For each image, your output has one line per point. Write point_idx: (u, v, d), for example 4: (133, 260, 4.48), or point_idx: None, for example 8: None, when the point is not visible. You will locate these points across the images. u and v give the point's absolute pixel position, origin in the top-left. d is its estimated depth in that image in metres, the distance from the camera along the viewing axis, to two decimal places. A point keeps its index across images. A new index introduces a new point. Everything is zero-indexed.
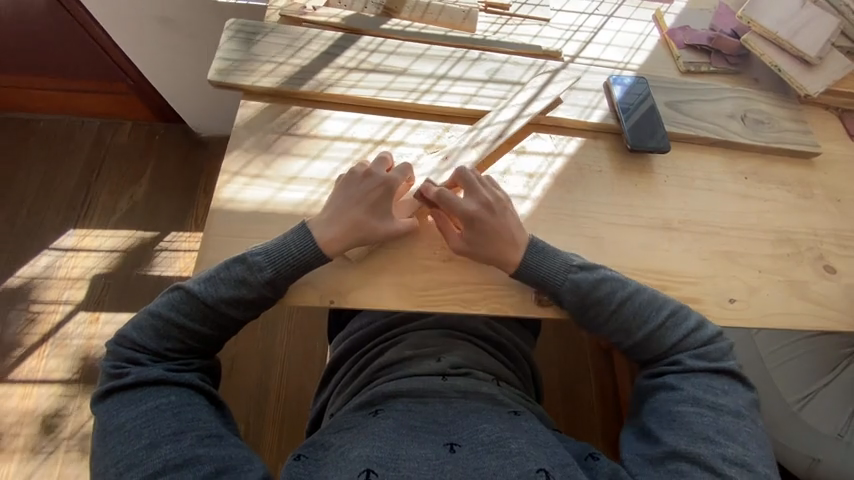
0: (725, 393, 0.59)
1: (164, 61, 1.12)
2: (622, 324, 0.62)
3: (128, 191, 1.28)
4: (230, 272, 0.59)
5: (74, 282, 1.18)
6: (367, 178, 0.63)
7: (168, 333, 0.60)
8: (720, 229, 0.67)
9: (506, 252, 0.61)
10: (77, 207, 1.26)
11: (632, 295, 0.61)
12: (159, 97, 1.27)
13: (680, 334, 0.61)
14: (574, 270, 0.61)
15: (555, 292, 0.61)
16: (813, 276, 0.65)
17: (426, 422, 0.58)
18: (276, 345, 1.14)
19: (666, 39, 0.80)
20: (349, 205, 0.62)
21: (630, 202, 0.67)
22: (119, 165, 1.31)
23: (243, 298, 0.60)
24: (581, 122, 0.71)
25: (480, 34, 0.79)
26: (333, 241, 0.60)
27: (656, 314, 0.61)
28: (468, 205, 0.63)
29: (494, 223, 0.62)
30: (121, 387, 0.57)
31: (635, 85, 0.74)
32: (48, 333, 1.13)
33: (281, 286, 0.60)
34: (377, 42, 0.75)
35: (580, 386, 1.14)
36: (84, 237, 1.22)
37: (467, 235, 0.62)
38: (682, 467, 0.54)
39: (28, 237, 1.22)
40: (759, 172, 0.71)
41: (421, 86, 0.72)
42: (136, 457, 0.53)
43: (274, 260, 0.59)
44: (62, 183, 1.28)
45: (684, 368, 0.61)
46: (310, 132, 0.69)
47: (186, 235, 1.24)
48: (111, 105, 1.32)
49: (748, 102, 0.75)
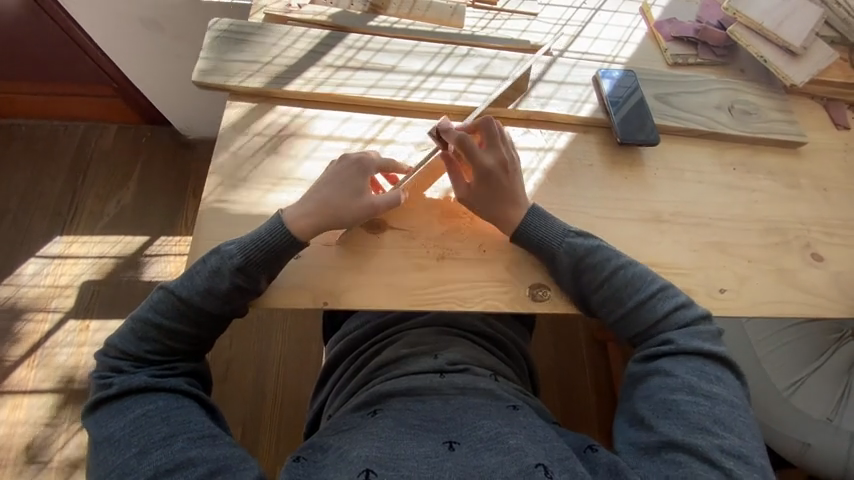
0: (718, 380, 0.59)
1: (144, 62, 1.10)
2: (613, 293, 0.62)
3: (114, 196, 1.26)
4: (206, 265, 0.59)
5: (61, 290, 1.16)
6: (345, 159, 0.63)
7: (147, 335, 0.60)
8: (710, 220, 0.68)
9: (506, 208, 0.64)
10: (63, 213, 1.23)
11: (624, 266, 0.62)
12: (142, 99, 1.26)
13: (668, 307, 0.62)
14: (571, 235, 0.63)
15: (553, 253, 0.62)
16: (802, 265, 0.66)
17: (424, 420, 0.58)
18: (268, 346, 1.13)
19: (653, 32, 0.80)
20: (328, 183, 0.62)
21: (622, 196, 0.68)
22: (102, 169, 1.29)
23: (217, 290, 0.59)
24: (571, 116, 0.71)
25: (468, 30, 0.78)
26: (305, 217, 0.60)
27: (645, 286, 0.62)
28: (488, 159, 0.64)
29: (507, 183, 0.64)
30: (105, 397, 0.57)
31: (624, 78, 0.74)
32: (37, 342, 1.11)
33: (253, 274, 0.58)
34: (364, 39, 0.75)
35: (575, 377, 1.15)
36: (70, 243, 1.20)
37: (475, 189, 0.64)
38: (678, 457, 0.54)
39: (12, 245, 1.20)
40: (747, 163, 0.72)
41: (410, 83, 0.72)
42: (127, 465, 0.53)
43: (245, 248, 0.58)
44: (46, 189, 1.26)
45: (676, 348, 0.60)
46: (300, 132, 0.69)
47: (175, 239, 1.23)
48: (91, 108, 1.30)
49: (736, 93, 0.76)
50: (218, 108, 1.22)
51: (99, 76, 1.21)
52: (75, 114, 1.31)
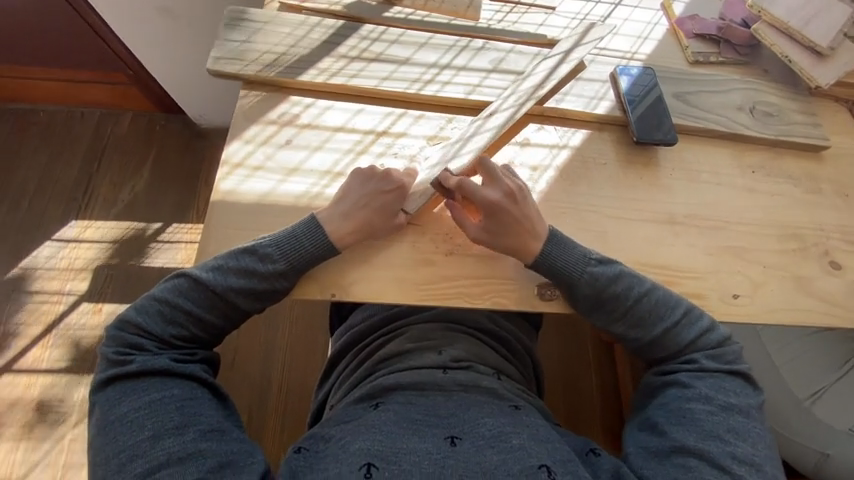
0: (737, 394, 0.59)
1: (163, 50, 1.11)
2: (636, 318, 0.61)
3: (131, 182, 1.27)
4: (239, 263, 0.60)
5: (76, 273, 1.18)
6: (385, 180, 0.63)
7: (176, 319, 0.60)
8: (726, 222, 0.66)
9: (526, 243, 0.61)
10: (78, 199, 1.25)
11: (648, 292, 0.61)
12: (159, 89, 1.27)
13: (693, 334, 0.61)
14: (592, 264, 0.61)
15: (572, 283, 0.61)
16: (818, 272, 0.65)
17: (427, 415, 0.59)
18: (279, 335, 1.14)
19: (675, 29, 0.78)
20: (364, 200, 0.61)
21: (635, 196, 0.67)
22: (118, 156, 1.30)
23: (256, 289, 0.60)
24: (587, 113, 0.70)
25: (484, 23, 0.77)
26: (346, 235, 0.61)
27: (670, 313, 0.61)
28: (492, 193, 0.62)
29: (518, 215, 0.61)
30: (124, 374, 0.57)
31: (642, 75, 0.72)
32: (51, 324, 1.13)
33: (293, 277, 0.61)
34: (379, 31, 0.74)
35: (582, 378, 1.14)
36: (85, 228, 1.22)
37: (486, 224, 0.62)
38: (689, 462, 0.54)
39: (30, 227, 1.22)
40: (766, 165, 0.70)
41: (424, 76, 0.71)
42: (139, 448, 0.53)
43: (286, 253, 0.60)
44: (63, 173, 1.28)
45: (698, 367, 0.61)
46: (312, 122, 0.69)
47: (187, 226, 1.24)
48: (110, 96, 1.31)
49: (758, 94, 0.74)
50: (234, 99, 1.22)
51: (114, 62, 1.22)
52: (97, 101, 1.33)
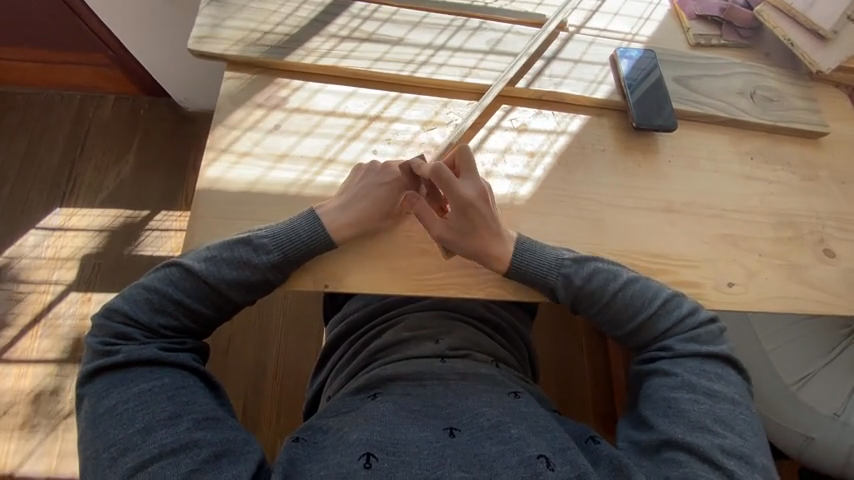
0: (718, 378, 0.59)
1: (138, 28, 1.05)
2: (615, 312, 0.62)
3: (114, 170, 1.23)
4: (233, 253, 0.58)
5: (62, 262, 1.15)
6: (384, 171, 0.62)
7: (163, 308, 0.58)
8: (723, 211, 0.66)
9: (492, 246, 0.59)
10: (62, 187, 1.21)
11: (624, 287, 0.61)
12: (141, 70, 1.22)
13: (671, 321, 0.61)
14: (566, 265, 0.60)
15: (552, 286, 0.60)
16: (813, 260, 0.65)
17: (425, 406, 0.58)
18: (271, 318, 1.14)
19: (676, 9, 0.76)
20: (364, 193, 0.60)
21: (635, 185, 0.66)
22: (101, 141, 1.25)
23: (248, 281, 0.59)
24: (585, 97, 0.69)
25: (480, 1, 0.74)
26: (343, 227, 0.59)
27: (645, 307, 0.61)
28: (467, 189, 0.59)
29: (487, 215, 0.59)
30: (110, 365, 0.56)
31: (642, 58, 0.71)
32: (39, 313, 1.11)
33: (286, 269, 0.59)
34: (371, 9, 0.71)
35: (574, 360, 1.16)
36: (70, 216, 1.19)
37: (456, 222, 0.59)
38: (679, 456, 0.54)
39: (14, 217, 1.18)
40: (764, 151, 0.70)
41: (418, 57, 0.69)
42: (130, 442, 0.51)
43: (281, 244, 0.58)
44: (44, 159, 1.23)
45: (672, 354, 0.61)
46: (301, 106, 0.66)
47: (176, 214, 1.21)
48: (88, 77, 1.26)
49: (757, 78, 0.73)
50: (217, 81, 1.18)
51: (92, 41, 1.17)
52: (76, 83, 1.28)
